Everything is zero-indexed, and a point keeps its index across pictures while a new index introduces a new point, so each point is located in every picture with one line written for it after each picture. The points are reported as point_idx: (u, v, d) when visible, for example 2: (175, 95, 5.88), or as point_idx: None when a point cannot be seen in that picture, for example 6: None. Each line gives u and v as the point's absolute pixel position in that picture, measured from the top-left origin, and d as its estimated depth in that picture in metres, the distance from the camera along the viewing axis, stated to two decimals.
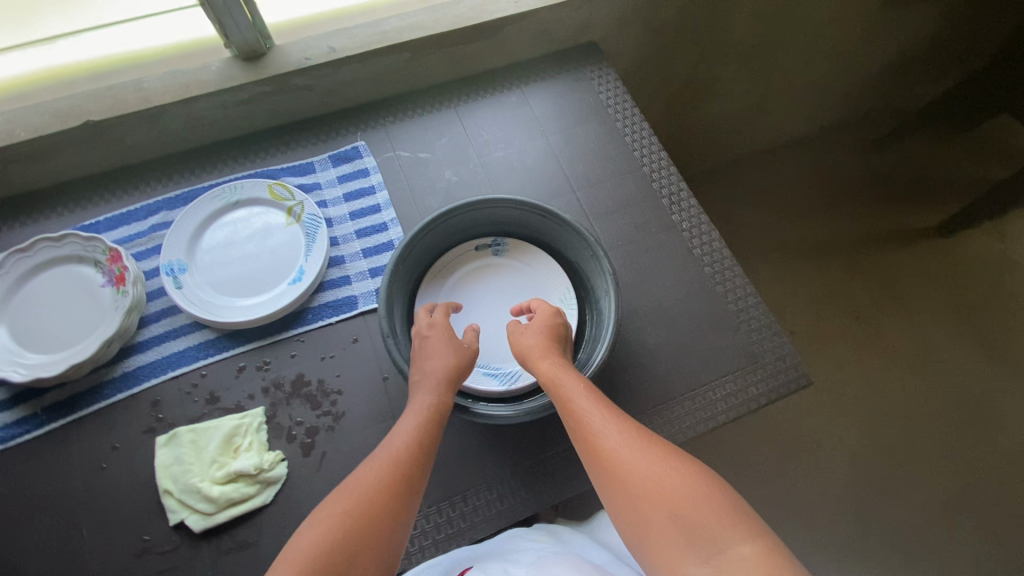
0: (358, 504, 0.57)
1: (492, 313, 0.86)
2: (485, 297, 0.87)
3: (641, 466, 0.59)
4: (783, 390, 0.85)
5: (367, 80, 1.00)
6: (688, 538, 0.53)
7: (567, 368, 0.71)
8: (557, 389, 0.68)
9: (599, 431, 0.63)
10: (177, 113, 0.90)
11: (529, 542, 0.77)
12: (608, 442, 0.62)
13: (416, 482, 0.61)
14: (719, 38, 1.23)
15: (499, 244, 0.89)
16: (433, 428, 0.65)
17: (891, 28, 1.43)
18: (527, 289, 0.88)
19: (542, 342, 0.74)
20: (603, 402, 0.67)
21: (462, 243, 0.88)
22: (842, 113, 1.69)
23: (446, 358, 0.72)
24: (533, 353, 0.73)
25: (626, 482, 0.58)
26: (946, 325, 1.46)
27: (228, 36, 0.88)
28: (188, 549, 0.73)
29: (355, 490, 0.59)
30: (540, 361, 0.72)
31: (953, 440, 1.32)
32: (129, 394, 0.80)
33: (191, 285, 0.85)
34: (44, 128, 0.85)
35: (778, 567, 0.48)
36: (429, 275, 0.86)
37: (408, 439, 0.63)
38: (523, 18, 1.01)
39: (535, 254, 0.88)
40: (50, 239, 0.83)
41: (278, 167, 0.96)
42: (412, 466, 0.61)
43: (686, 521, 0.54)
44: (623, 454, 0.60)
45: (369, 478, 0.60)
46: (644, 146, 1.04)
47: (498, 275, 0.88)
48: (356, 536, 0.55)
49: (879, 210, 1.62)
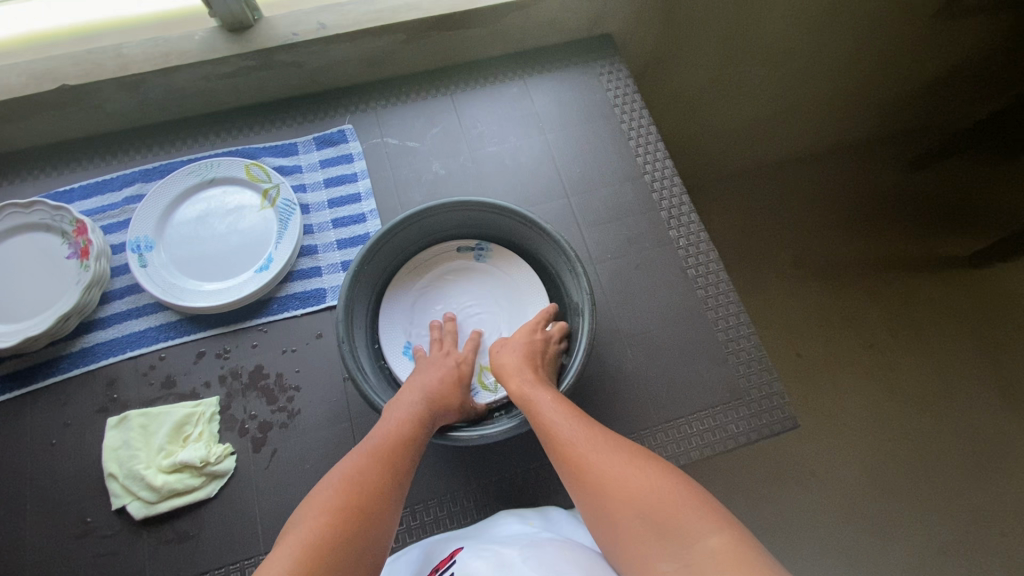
0: (348, 499, 0.52)
1: (465, 320, 0.80)
2: (460, 303, 0.82)
3: (610, 467, 0.54)
4: (766, 432, 0.77)
5: (358, 61, 0.95)
6: (659, 535, 0.47)
7: (540, 380, 0.66)
8: (526, 399, 0.64)
9: (569, 437, 0.58)
10: (157, 83, 0.88)
11: (514, 524, 0.62)
12: (577, 446, 0.57)
13: (401, 482, 0.56)
14: (749, 35, 1.13)
15: (482, 248, 0.82)
16: (419, 427, 0.62)
17: (942, 37, 1.31)
18: (504, 300, 0.81)
19: (518, 356, 0.69)
20: (574, 408, 0.62)
21: (443, 241, 0.82)
22: (880, 127, 1.58)
23: (444, 381, 0.68)
24: (507, 370, 0.68)
25: (596, 484, 0.53)
26: (967, 364, 1.36)
27: (211, 6, 0.84)
28: (127, 535, 0.71)
29: (338, 483, 0.54)
30: (512, 375, 0.67)
31: (961, 487, 1.23)
32: (85, 370, 0.79)
33: (156, 263, 0.83)
34: (20, 89, 0.84)
35: (749, 561, 0.42)
36: (404, 273, 0.81)
37: (391, 437, 0.59)
38: (529, 4, 0.94)
39: (515, 260, 0.81)
40: (17, 206, 0.82)
41: (259, 147, 0.94)
42: (395, 468, 0.57)
43: (656, 518, 0.48)
44: (592, 457, 0.55)
45: (353, 471, 0.55)
46: (648, 152, 0.97)
47: (478, 282, 0.82)
48: (350, 531, 0.50)
49: (908, 234, 1.51)
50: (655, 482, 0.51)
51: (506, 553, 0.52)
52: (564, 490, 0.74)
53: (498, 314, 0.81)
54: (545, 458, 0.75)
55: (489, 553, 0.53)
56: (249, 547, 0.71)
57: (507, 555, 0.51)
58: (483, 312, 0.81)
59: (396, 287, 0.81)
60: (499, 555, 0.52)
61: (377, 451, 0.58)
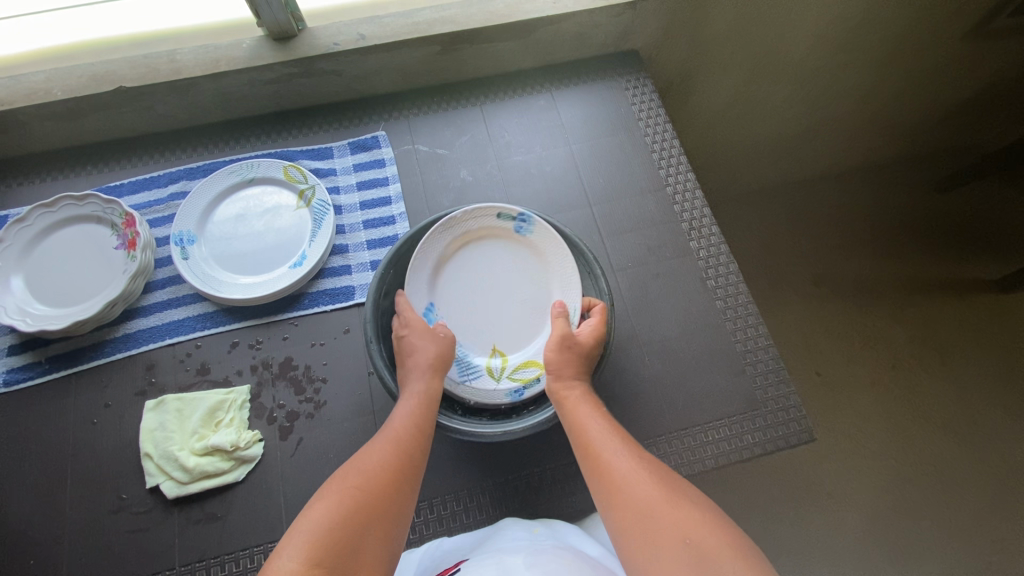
0: (364, 484, 0.55)
1: (487, 290, 0.78)
2: (488, 264, 0.79)
3: (651, 495, 0.53)
4: (781, 443, 0.78)
5: (393, 71, 1.00)
6: (694, 560, 0.46)
7: (587, 391, 0.67)
8: (569, 410, 0.65)
9: (608, 455, 0.59)
10: (206, 87, 0.93)
11: (516, 531, 0.64)
12: (616, 466, 0.57)
13: (416, 472, 0.59)
14: (777, 54, 1.15)
15: (524, 220, 0.78)
16: (430, 422, 0.64)
17: (974, 60, 1.30)
18: (530, 275, 0.79)
19: (574, 359, 0.69)
20: (616, 427, 0.63)
21: (486, 207, 0.78)
22: (906, 148, 1.58)
23: (430, 348, 0.69)
24: (557, 370, 0.68)
25: (630, 504, 0.54)
26: (990, 392, 1.34)
27: (260, 16, 0.89)
28: (159, 514, 0.74)
29: (360, 473, 0.56)
30: (560, 381, 0.68)
31: (983, 515, 1.21)
32: (126, 354, 0.84)
33: (197, 256, 0.88)
34: (78, 89, 0.90)
35: None
36: (439, 229, 0.77)
37: (406, 427, 0.62)
38: (559, 20, 0.97)
39: (556, 241, 0.77)
40: (73, 198, 0.88)
41: (297, 150, 0.98)
42: (410, 452, 0.60)
43: (693, 545, 0.48)
44: (632, 482, 0.55)
45: (373, 464, 0.57)
46: (671, 165, 0.99)
47: (507, 249, 0.80)
48: (363, 517, 0.52)
49: (931, 256, 1.50)
50: (694, 512, 0.51)
51: (509, 561, 0.54)
52: (579, 491, 0.75)
53: (524, 280, 0.79)
54: (561, 460, 0.77)
55: (493, 561, 0.54)
56: (273, 532, 0.73)
57: (511, 564, 0.53)
58: (510, 274, 0.79)
59: (427, 245, 0.76)
60: (504, 562, 0.53)
61: (397, 444, 0.60)
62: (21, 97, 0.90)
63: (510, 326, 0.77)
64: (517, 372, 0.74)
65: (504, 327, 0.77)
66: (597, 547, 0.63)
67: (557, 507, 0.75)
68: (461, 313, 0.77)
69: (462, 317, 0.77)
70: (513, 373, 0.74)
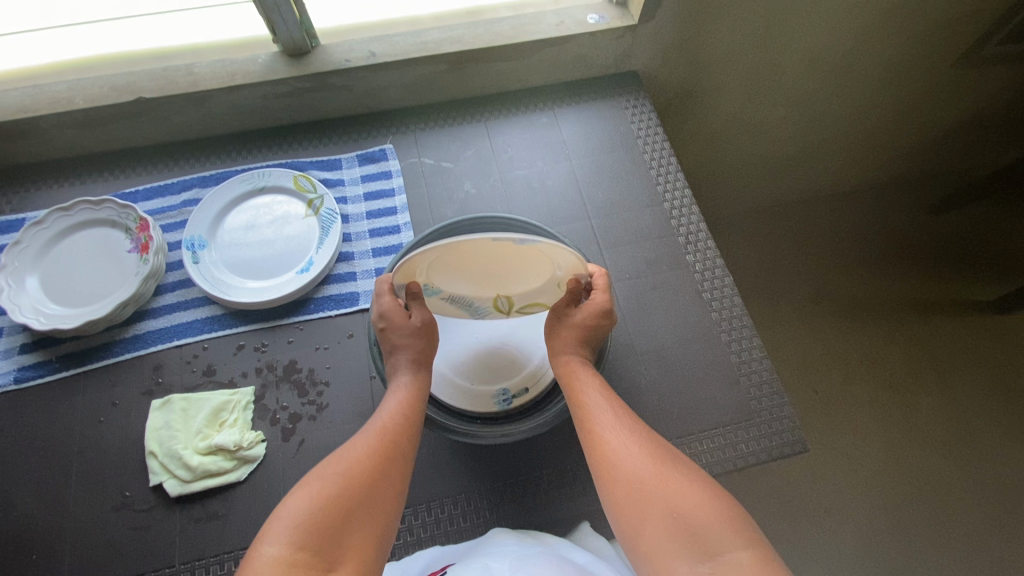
0: (352, 469, 0.57)
1: (485, 275, 0.72)
2: (484, 254, 0.67)
3: (641, 471, 0.56)
4: (775, 453, 0.79)
5: (401, 87, 1.04)
6: (687, 535, 0.50)
7: (585, 363, 0.70)
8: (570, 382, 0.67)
9: (603, 426, 0.61)
10: (221, 99, 0.97)
11: (507, 542, 0.64)
12: (611, 437, 0.60)
13: (406, 455, 0.62)
14: (769, 81, 1.19)
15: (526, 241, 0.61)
16: (419, 409, 0.66)
17: (963, 86, 1.35)
18: (532, 262, 0.70)
19: (576, 332, 0.72)
20: (613, 399, 0.65)
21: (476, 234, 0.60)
22: (902, 171, 1.61)
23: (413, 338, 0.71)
24: (558, 345, 0.72)
25: (622, 477, 0.56)
26: (987, 412, 1.36)
27: (276, 33, 0.94)
28: (161, 511, 0.75)
29: (348, 457, 0.59)
30: (560, 355, 0.71)
31: (981, 536, 1.21)
32: (134, 354, 0.86)
33: (207, 261, 0.91)
34: (99, 99, 0.94)
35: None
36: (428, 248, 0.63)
37: (394, 413, 0.64)
38: (561, 42, 1.02)
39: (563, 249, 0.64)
40: (89, 203, 0.91)
41: (306, 161, 1.02)
42: (399, 437, 0.62)
43: (684, 519, 0.51)
44: (626, 457, 0.57)
45: (362, 450, 0.60)
46: (669, 180, 1.03)
47: (507, 247, 0.65)
48: (348, 502, 0.54)
49: (927, 277, 1.53)
50: (686, 484, 0.54)
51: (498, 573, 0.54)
52: (575, 496, 0.76)
53: (527, 263, 0.70)
54: (558, 465, 0.78)
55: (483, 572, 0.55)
56: None
57: None
58: (510, 264, 0.70)
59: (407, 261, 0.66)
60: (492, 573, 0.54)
61: (385, 432, 0.62)
62: (43, 105, 0.93)
63: (516, 287, 0.75)
64: (525, 309, 0.78)
65: (510, 290, 0.75)
66: (589, 555, 0.64)
67: (553, 512, 0.75)
68: (459, 287, 0.74)
69: (460, 287, 0.74)
70: (522, 307, 0.78)
